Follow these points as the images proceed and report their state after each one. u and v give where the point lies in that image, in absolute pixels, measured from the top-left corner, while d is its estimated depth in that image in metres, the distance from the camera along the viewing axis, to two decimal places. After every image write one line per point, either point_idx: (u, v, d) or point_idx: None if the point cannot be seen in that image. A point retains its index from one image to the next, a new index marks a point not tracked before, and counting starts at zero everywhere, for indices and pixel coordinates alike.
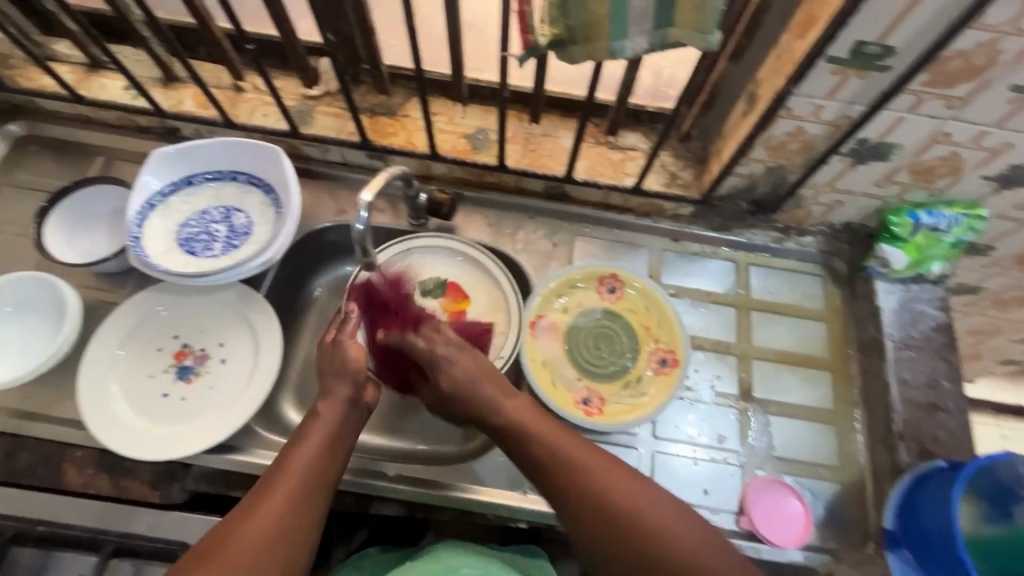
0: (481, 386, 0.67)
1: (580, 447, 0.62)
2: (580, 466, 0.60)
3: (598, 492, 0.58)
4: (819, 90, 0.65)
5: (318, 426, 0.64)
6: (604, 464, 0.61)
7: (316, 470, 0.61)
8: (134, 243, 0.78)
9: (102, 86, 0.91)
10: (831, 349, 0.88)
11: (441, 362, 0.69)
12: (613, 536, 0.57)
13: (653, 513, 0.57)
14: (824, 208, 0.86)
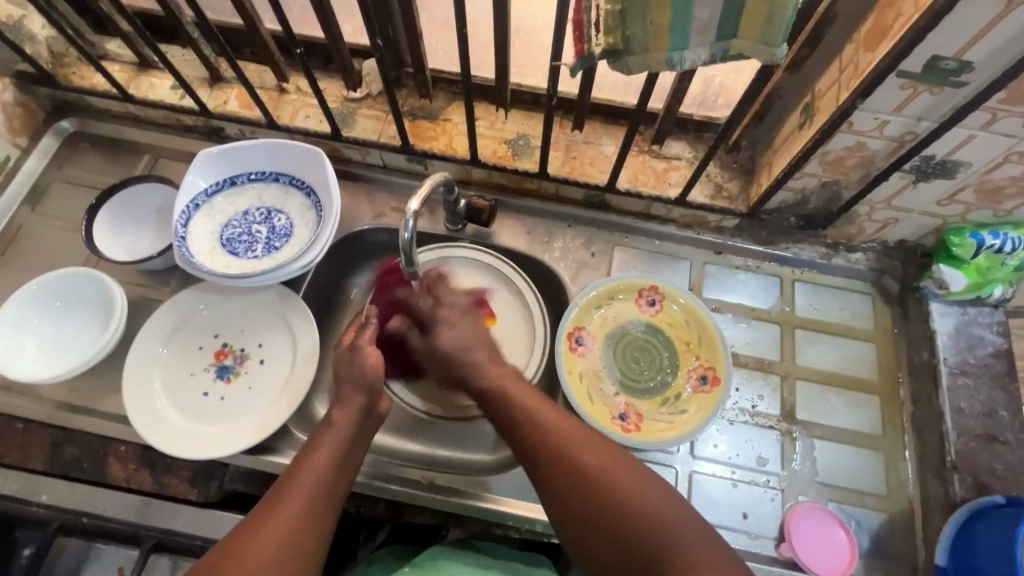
0: (475, 349, 0.68)
1: (568, 424, 0.61)
2: (569, 443, 0.59)
3: (582, 466, 0.57)
4: (885, 105, 0.62)
5: (325, 436, 0.63)
6: (594, 444, 0.59)
7: (327, 481, 0.60)
8: (180, 242, 0.79)
9: (151, 85, 0.92)
10: (879, 371, 0.85)
11: (435, 317, 0.72)
12: (594, 517, 0.54)
13: (635, 489, 0.55)
14: (879, 225, 0.83)
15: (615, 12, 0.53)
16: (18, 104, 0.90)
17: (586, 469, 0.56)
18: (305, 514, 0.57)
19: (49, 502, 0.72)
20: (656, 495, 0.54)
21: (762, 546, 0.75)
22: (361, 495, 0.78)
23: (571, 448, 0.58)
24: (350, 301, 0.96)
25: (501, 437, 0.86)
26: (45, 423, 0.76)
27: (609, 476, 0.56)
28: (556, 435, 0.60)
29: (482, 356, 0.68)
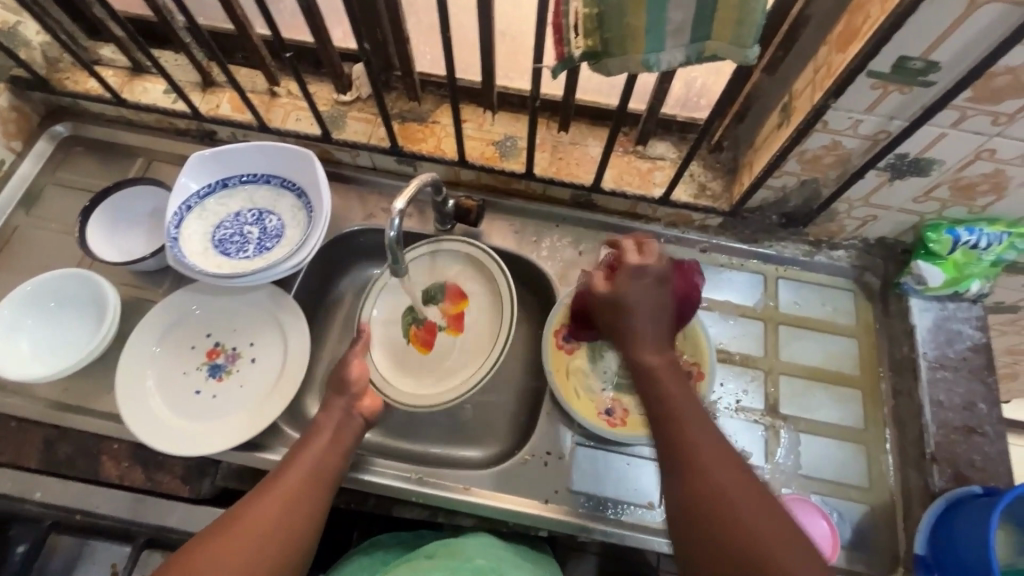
0: (643, 325, 0.64)
1: (716, 449, 0.56)
2: (718, 471, 0.55)
3: (731, 504, 0.53)
4: (858, 104, 0.64)
5: (317, 429, 0.68)
6: (738, 478, 0.54)
7: (317, 466, 0.64)
8: (172, 243, 0.81)
9: (144, 90, 0.94)
10: (862, 366, 0.86)
11: (637, 273, 0.65)
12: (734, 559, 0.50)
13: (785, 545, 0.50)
14: (859, 223, 0.84)
15: (593, 16, 0.54)
16: (13, 109, 0.91)
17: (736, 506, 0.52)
18: (298, 494, 0.61)
19: (43, 500, 0.73)
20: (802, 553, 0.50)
21: None
22: (352, 491, 0.79)
23: (722, 479, 0.54)
24: (341, 301, 0.97)
25: (491, 434, 0.88)
26: (39, 421, 0.77)
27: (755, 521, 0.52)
28: (709, 462, 0.55)
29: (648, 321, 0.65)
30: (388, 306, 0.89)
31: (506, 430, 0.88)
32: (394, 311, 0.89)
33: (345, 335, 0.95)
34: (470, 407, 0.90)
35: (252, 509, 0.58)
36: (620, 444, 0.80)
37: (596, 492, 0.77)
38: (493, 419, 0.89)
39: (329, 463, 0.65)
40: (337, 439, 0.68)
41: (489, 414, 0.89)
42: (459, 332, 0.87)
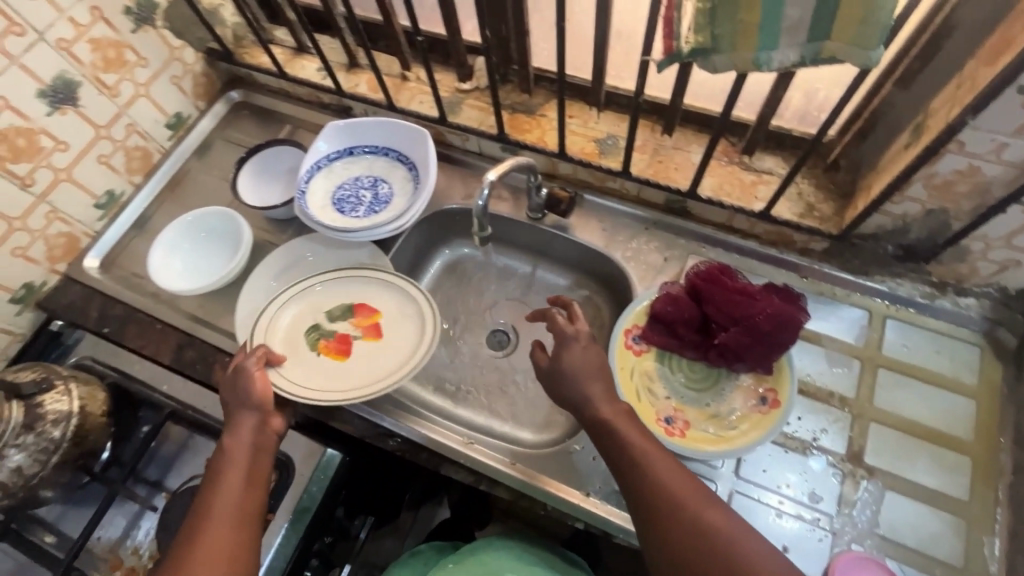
0: (588, 382, 0.69)
1: (678, 473, 0.61)
2: (666, 485, 0.60)
3: (647, 471, 0.61)
4: (1005, 125, 0.57)
5: (225, 465, 0.70)
6: (660, 453, 0.63)
7: (239, 503, 0.67)
8: (300, 195, 0.93)
9: (302, 66, 1.09)
10: (977, 432, 0.75)
11: (571, 338, 0.72)
12: (650, 495, 0.59)
13: (692, 498, 0.58)
14: (996, 267, 0.74)
15: (706, 12, 0.55)
16: (204, 74, 1.11)
17: (693, 516, 0.57)
18: (233, 538, 0.64)
19: (168, 391, 0.89)
20: (760, 547, 0.55)
21: None
22: (409, 442, 0.83)
23: (641, 445, 0.63)
24: (432, 274, 1.05)
25: (547, 422, 0.91)
26: (175, 328, 0.92)
27: (668, 482, 0.60)
28: (659, 479, 0.60)
29: (599, 385, 0.69)
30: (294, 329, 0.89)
31: (563, 422, 0.90)
32: (297, 337, 0.88)
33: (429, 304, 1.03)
34: (529, 392, 0.94)
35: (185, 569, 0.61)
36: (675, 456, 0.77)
37: None
38: (550, 409, 0.92)
39: (253, 501, 0.68)
40: (253, 476, 0.70)
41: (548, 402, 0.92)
42: (376, 337, 0.88)
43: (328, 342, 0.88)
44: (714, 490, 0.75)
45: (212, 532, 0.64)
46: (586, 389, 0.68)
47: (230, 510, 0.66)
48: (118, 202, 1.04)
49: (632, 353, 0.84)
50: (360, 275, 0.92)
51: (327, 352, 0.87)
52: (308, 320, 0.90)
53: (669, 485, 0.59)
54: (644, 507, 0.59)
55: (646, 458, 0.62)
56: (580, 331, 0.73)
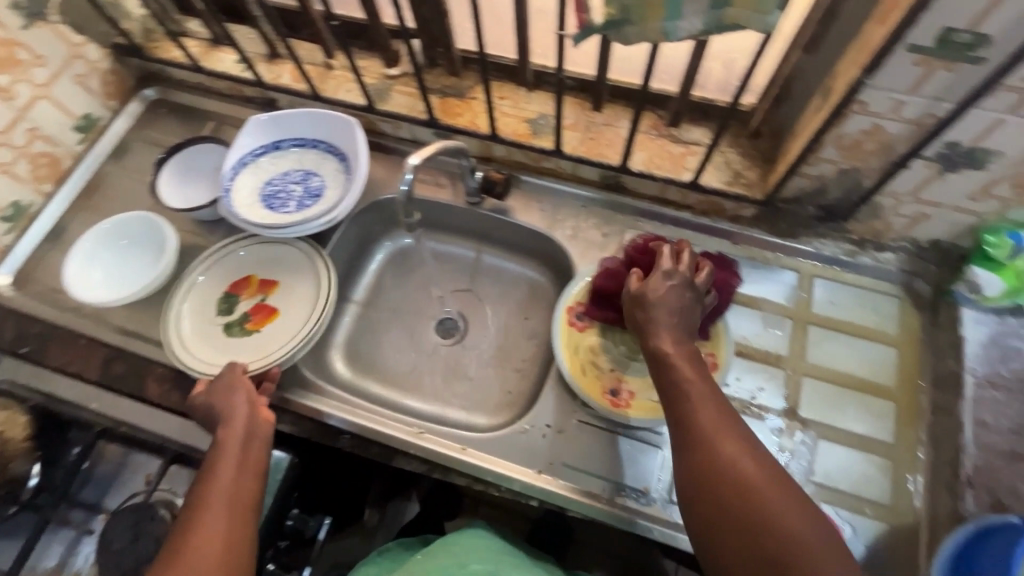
0: (667, 318, 0.70)
1: (719, 411, 0.61)
2: (701, 421, 0.61)
3: (690, 405, 0.62)
4: (900, 83, 0.59)
5: (223, 453, 0.68)
6: (705, 391, 0.63)
7: (235, 492, 0.65)
8: (225, 193, 0.89)
9: (219, 59, 1.04)
10: (900, 378, 0.80)
11: (669, 275, 0.72)
12: (689, 426, 0.61)
13: (727, 433, 0.59)
14: (908, 221, 0.78)
15: None
16: (112, 71, 1.04)
17: (716, 449, 0.58)
18: (228, 526, 0.62)
19: (98, 409, 0.82)
20: (780, 490, 0.55)
21: None
22: (358, 438, 0.82)
23: (688, 379, 0.64)
24: (375, 266, 1.03)
25: (499, 406, 0.91)
26: (100, 342, 0.87)
27: (705, 417, 0.61)
28: (696, 412, 0.61)
29: (671, 322, 0.70)
30: (200, 330, 0.87)
31: (514, 405, 0.91)
32: (206, 334, 0.86)
33: (374, 298, 1.02)
34: (479, 377, 0.94)
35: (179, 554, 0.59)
36: (621, 427, 0.79)
37: (592, 469, 0.77)
38: (502, 393, 0.92)
39: (246, 490, 0.66)
40: (245, 465, 0.68)
41: (499, 385, 0.93)
42: (274, 288, 0.90)
43: (250, 321, 0.88)
44: (661, 456, 0.77)
45: (207, 518, 0.62)
46: (657, 320, 0.70)
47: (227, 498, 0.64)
48: (26, 213, 0.97)
49: (575, 330, 0.86)
50: (274, 254, 0.91)
51: (259, 325, 0.88)
52: (216, 329, 0.87)
53: (703, 420, 0.61)
54: (681, 438, 0.61)
55: (689, 393, 0.63)
56: (681, 273, 0.73)
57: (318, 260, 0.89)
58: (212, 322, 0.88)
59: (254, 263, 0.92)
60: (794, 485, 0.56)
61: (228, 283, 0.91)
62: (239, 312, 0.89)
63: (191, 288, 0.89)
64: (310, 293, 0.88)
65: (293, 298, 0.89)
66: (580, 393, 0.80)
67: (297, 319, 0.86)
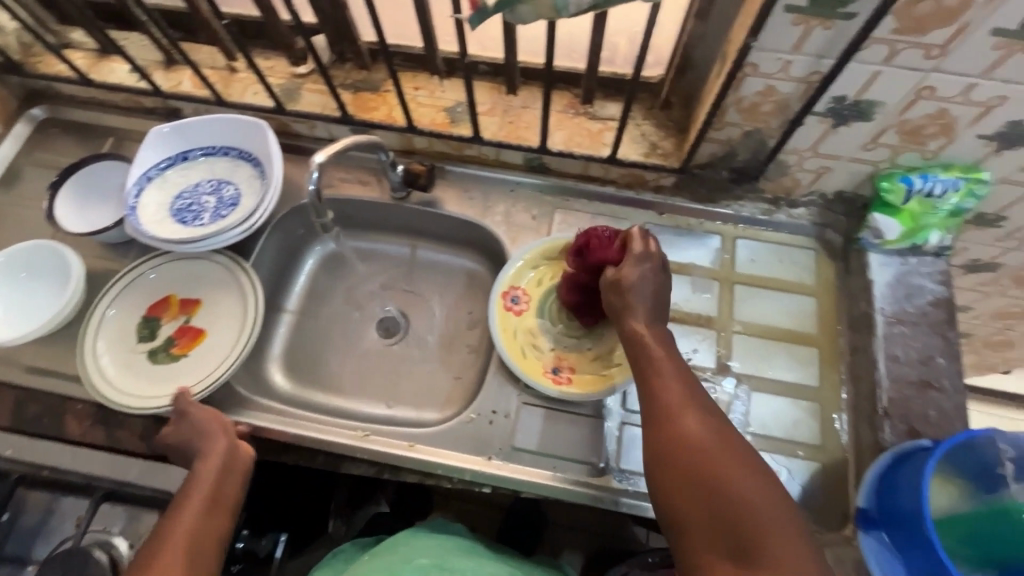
0: (643, 299, 0.69)
1: (686, 393, 0.61)
2: (669, 400, 0.61)
3: (657, 388, 0.62)
4: (784, 43, 0.62)
5: (196, 481, 0.66)
6: (676, 372, 0.63)
7: (198, 529, 0.62)
8: (131, 211, 0.84)
9: (111, 70, 0.97)
10: (820, 324, 0.84)
11: (640, 258, 0.71)
12: (656, 408, 0.61)
13: (693, 414, 0.59)
14: (813, 176, 0.82)
15: None
16: None
17: (679, 430, 0.58)
18: (188, 561, 0.58)
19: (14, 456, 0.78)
20: (747, 469, 0.54)
21: None
22: (301, 450, 0.80)
23: (657, 362, 0.64)
24: (307, 273, 1.00)
25: (448, 399, 0.91)
26: (6, 383, 0.81)
27: (672, 399, 0.60)
28: (663, 394, 0.61)
29: (649, 303, 0.69)
30: (121, 362, 0.81)
31: (462, 396, 0.90)
32: (128, 365, 0.81)
33: (310, 304, 0.99)
34: (425, 373, 0.93)
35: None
36: (566, 403, 0.80)
37: (540, 449, 0.78)
38: (449, 385, 0.92)
39: (212, 527, 0.63)
40: (216, 500, 0.65)
41: (446, 378, 0.92)
42: (197, 307, 0.85)
43: (176, 345, 0.83)
44: (606, 427, 0.78)
45: (164, 555, 0.58)
46: (629, 302, 0.69)
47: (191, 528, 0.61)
48: None
49: (513, 314, 0.86)
50: (194, 270, 0.87)
51: (187, 348, 0.83)
52: (138, 358, 0.81)
53: (670, 402, 0.60)
54: (651, 415, 0.61)
55: (658, 375, 0.63)
56: (651, 255, 0.71)
57: (241, 272, 0.85)
58: (133, 352, 0.82)
59: (171, 282, 0.87)
60: (760, 464, 0.55)
61: (144, 309, 0.85)
62: (162, 337, 0.84)
63: (102, 315, 0.83)
64: (238, 309, 0.84)
65: (220, 315, 0.84)
66: (522, 375, 0.81)
67: (225, 336, 0.83)
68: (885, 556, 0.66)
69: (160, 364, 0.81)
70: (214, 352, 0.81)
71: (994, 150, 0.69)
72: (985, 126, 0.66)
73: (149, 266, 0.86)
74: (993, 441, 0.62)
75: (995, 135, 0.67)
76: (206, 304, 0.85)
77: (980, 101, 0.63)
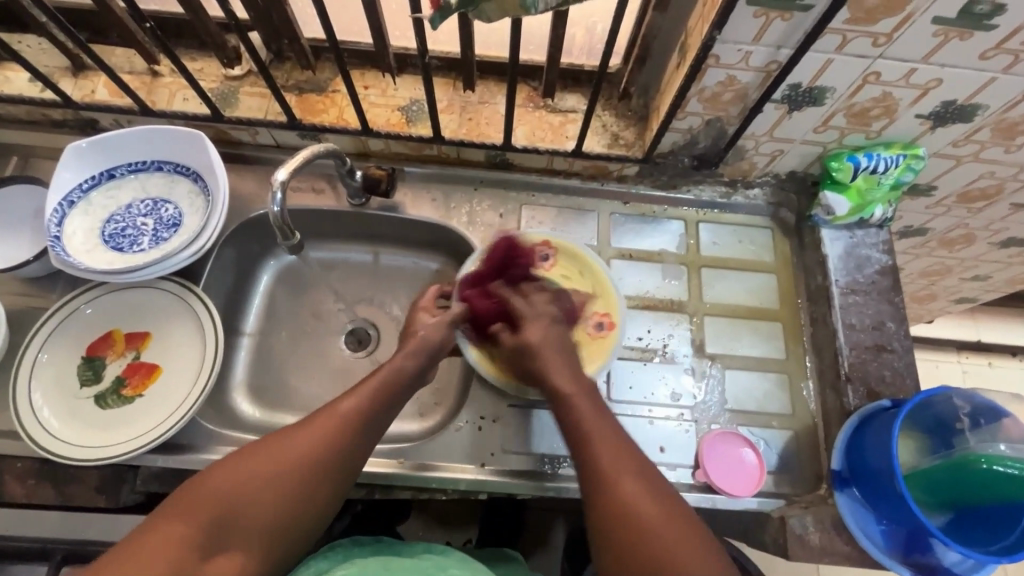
0: (554, 358, 0.70)
1: (621, 456, 0.60)
2: (606, 466, 0.59)
3: (595, 450, 0.61)
4: (745, 35, 0.63)
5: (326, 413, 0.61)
6: (611, 436, 0.62)
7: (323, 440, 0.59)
8: (54, 242, 0.75)
9: (6, 80, 0.85)
10: (783, 300, 0.89)
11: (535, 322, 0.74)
12: (597, 469, 0.59)
13: (630, 480, 0.58)
14: (768, 158, 0.85)
15: None
16: None
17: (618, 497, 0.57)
18: (291, 472, 0.57)
19: None
20: (685, 534, 0.55)
21: (679, 476, 0.78)
22: None
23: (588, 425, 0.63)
24: (263, 288, 0.94)
25: (429, 408, 0.89)
26: None
27: (610, 463, 0.59)
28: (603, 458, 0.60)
29: (563, 363, 0.70)
30: (65, 411, 0.73)
31: (443, 404, 0.88)
32: (74, 414, 0.73)
33: (272, 322, 0.93)
34: None
35: (243, 459, 0.57)
36: None
37: (530, 450, 0.78)
38: (427, 394, 0.89)
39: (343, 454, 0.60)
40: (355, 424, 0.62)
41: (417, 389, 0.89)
42: (147, 341, 0.78)
43: (127, 385, 0.76)
44: None
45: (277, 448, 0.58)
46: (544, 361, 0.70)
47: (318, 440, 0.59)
48: None
49: None
50: (140, 300, 0.79)
51: (140, 389, 0.75)
52: (85, 404, 0.74)
53: (607, 465, 0.59)
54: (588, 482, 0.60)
55: (590, 441, 0.61)
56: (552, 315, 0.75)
57: (194, 298, 0.78)
58: (78, 398, 0.74)
59: (114, 316, 0.79)
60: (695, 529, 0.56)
61: (84, 348, 0.77)
62: (112, 378, 0.76)
63: (36, 359, 0.74)
64: (196, 340, 0.77)
65: (175, 348, 0.78)
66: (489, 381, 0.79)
67: (185, 371, 0.76)
68: (855, 508, 0.74)
69: (113, 408, 0.74)
70: (175, 390, 0.75)
71: (929, 127, 0.74)
72: (923, 107, 0.71)
73: (85, 300, 0.78)
74: (949, 397, 0.69)
75: (930, 115, 0.72)
76: (158, 338, 0.78)
77: (919, 84, 0.67)
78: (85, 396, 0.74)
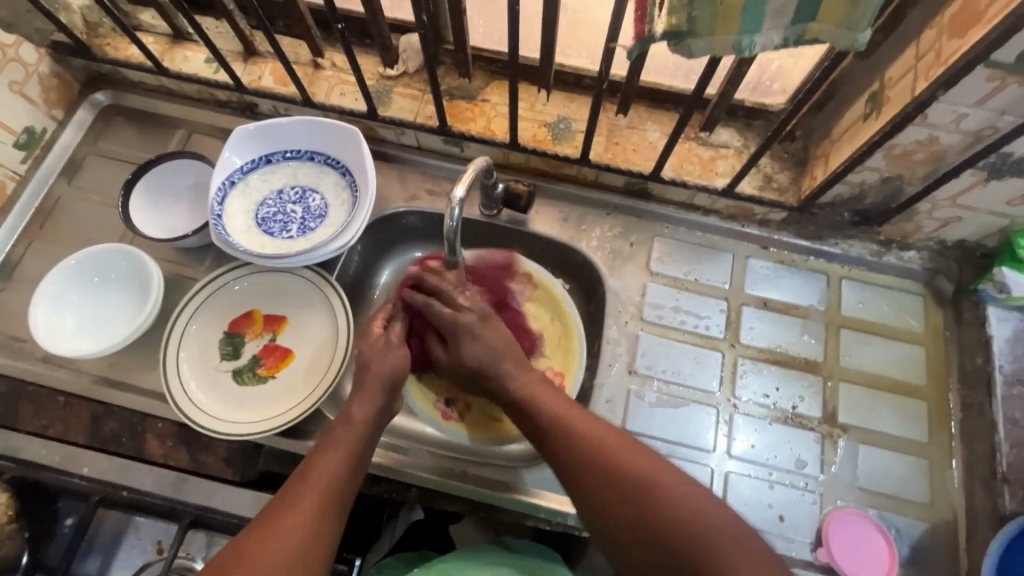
0: (498, 360, 0.69)
1: (636, 455, 0.59)
2: (630, 473, 0.58)
3: (607, 460, 0.59)
4: (968, 97, 0.58)
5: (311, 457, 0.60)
6: (617, 436, 0.61)
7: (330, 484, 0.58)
8: (216, 220, 0.79)
9: (185, 58, 0.91)
10: (930, 376, 0.81)
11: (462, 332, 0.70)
12: (613, 488, 0.57)
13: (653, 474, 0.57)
14: (939, 223, 0.78)
15: None
16: (54, 76, 0.89)
17: (651, 505, 0.55)
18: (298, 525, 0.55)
19: (90, 475, 0.74)
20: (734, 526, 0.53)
21: (797, 549, 0.73)
22: (396, 481, 0.78)
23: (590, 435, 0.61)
24: (380, 285, 0.95)
25: None
26: (86, 397, 0.77)
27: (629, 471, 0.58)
28: (618, 463, 0.58)
29: (509, 364, 0.69)
30: (207, 381, 0.77)
31: None
32: (215, 386, 0.77)
33: None
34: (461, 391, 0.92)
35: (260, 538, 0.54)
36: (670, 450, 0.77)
37: None
38: None
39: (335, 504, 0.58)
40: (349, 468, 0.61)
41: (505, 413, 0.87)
42: (282, 326, 0.81)
43: (262, 365, 0.79)
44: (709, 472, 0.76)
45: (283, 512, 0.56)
46: (494, 366, 0.69)
47: (307, 520, 0.56)
48: None
49: None
50: (280, 285, 0.83)
51: (273, 370, 0.79)
52: (224, 378, 0.78)
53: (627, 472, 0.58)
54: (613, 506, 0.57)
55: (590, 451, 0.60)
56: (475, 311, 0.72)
57: (329, 290, 0.80)
58: (218, 371, 0.78)
59: (255, 295, 0.82)
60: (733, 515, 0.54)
61: (225, 324, 0.80)
62: (250, 357, 0.79)
63: (186, 329, 0.78)
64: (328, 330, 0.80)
65: (307, 336, 0.80)
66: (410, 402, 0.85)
67: (316, 359, 0.78)
68: None
69: (249, 386, 0.77)
70: (306, 378, 0.77)
71: None
72: None
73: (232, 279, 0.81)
74: None
75: None
76: (292, 323, 0.81)
77: None
78: (224, 370, 0.78)
